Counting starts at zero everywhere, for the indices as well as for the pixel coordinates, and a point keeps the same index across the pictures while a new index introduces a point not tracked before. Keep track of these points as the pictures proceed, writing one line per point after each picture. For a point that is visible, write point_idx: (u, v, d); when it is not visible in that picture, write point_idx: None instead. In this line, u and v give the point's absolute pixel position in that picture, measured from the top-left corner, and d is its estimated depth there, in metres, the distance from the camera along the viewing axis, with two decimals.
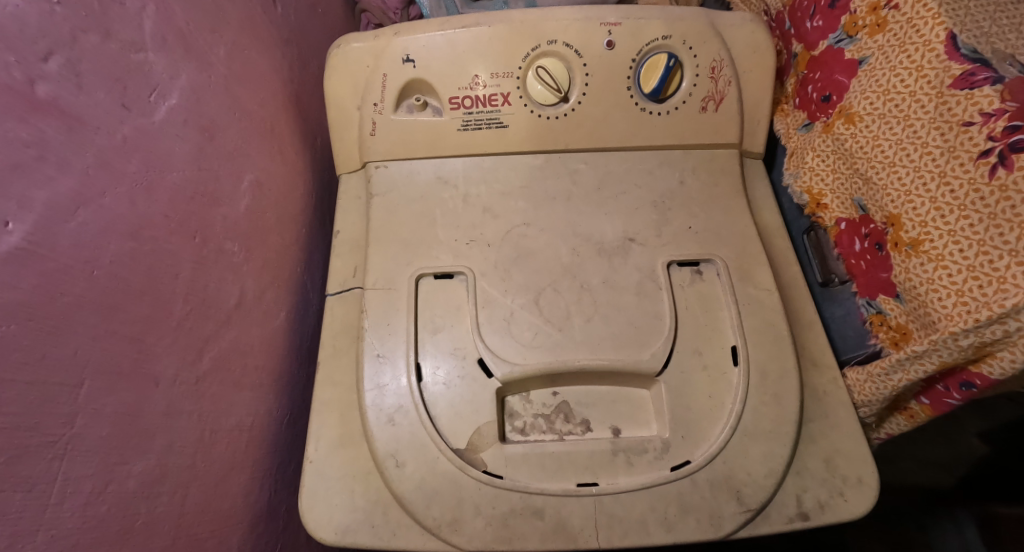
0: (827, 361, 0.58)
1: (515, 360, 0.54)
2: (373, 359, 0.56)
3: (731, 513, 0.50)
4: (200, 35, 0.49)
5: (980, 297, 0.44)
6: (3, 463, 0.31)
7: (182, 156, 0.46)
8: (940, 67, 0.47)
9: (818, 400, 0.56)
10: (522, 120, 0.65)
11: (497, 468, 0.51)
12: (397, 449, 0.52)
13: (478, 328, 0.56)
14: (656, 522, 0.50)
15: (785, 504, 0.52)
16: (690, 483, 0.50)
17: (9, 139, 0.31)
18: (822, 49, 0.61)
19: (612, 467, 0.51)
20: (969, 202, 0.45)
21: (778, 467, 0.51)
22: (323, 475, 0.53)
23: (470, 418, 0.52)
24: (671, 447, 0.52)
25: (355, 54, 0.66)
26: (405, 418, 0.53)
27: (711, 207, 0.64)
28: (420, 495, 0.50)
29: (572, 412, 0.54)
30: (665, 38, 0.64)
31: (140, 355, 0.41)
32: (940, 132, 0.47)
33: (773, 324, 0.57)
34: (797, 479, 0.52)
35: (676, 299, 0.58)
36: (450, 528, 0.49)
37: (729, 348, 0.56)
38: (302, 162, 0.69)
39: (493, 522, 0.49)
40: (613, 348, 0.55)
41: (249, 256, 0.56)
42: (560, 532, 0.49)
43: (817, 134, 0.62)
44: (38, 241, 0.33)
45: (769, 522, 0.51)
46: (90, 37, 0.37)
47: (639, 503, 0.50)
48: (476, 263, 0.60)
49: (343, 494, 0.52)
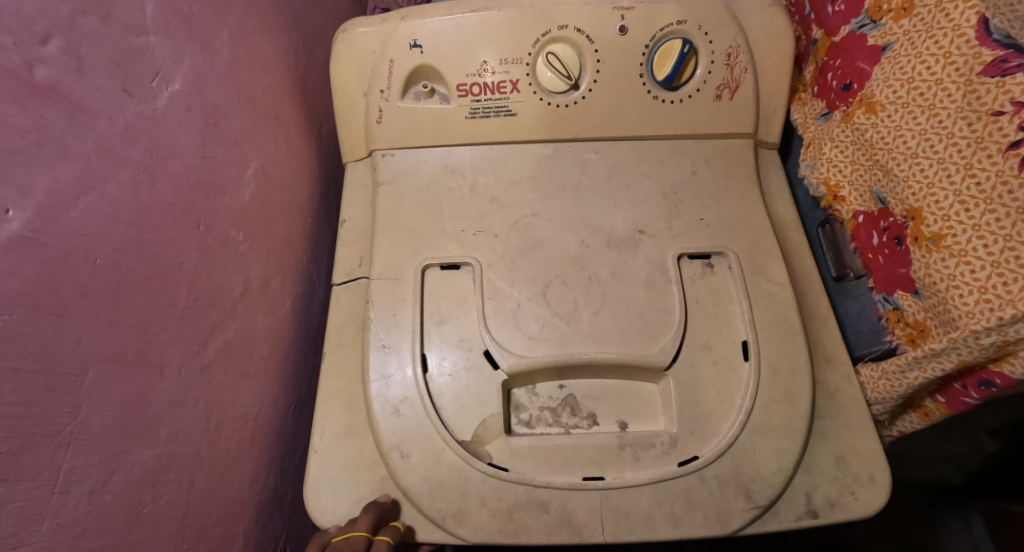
0: (840, 357, 0.57)
1: (521, 353, 0.53)
2: (379, 349, 0.55)
3: (739, 510, 0.49)
4: (203, 18, 0.48)
5: (1004, 294, 0.43)
6: (7, 453, 0.30)
7: (186, 143, 0.45)
8: (971, 53, 0.45)
9: (830, 397, 0.55)
10: (531, 108, 0.64)
11: (503, 460, 0.50)
12: (400, 441, 0.51)
13: (484, 320, 0.55)
14: (662, 517, 0.49)
15: (794, 502, 0.51)
16: (698, 479, 0.50)
17: (6, 124, 0.31)
18: (843, 35, 0.59)
19: (619, 461, 0.50)
20: (996, 195, 0.43)
21: (788, 464, 0.50)
22: (326, 464, 0.53)
23: (475, 410, 0.52)
24: (679, 442, 0.51)
25: (361, 39, 0.65)
26: (410, 409, 0.52)
27: (725, 198, 0.62)
28: (425, 486, 0.50)
29: (578, 405, 0.53)
30: (680, 23, 0.62)
31: (144, 344, 0.41)
32: (967, 122, 0.45)
33: (786, 319, 0.56)
34: (807, 476, 0.52)
35: (686, 293, 0.57)
36: (455, 520, 0.49)
37: (740, 343, 0.54)
38: (307, 150, 0.69)
39: (497, 515, 0.49)
40: (621, 341, 0.54)
41: (254, 245, 0.56)
42: (564, 526, 0.49)
43: (836, 124, 0.61)
44: (39, 229, 0.33)
45: (777, 519, 0.50)
46: (90, 19, 0.36)
47: (645, 498, 0.49)
48: (483, 254, 0.59)
49: (348, 486, 0.52)
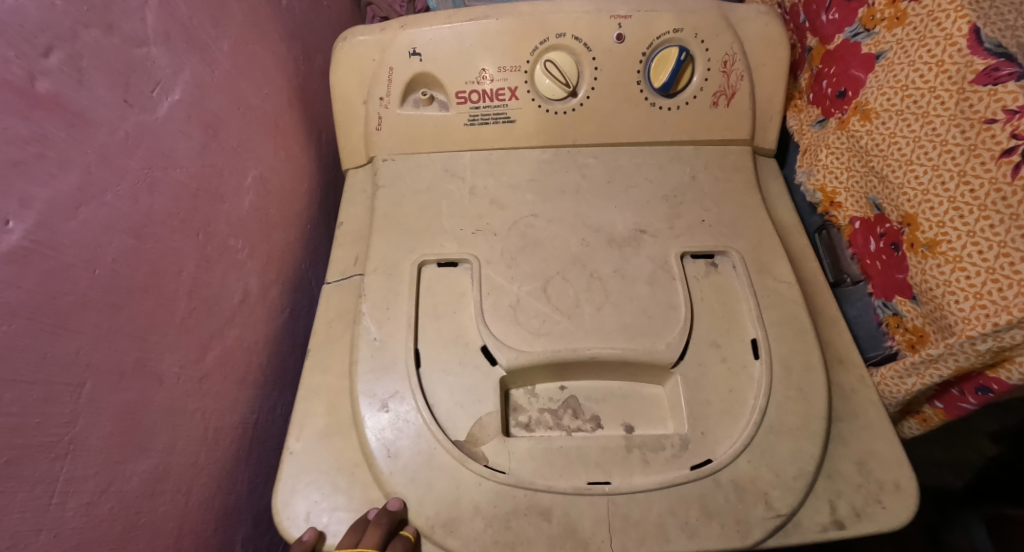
0: (853, 358, 0.55)
1: (520, 346, 0.53)
2: (369, 343, 0.55)
3: (760, 518, 0.47)
4: (203, 29, 0.49)
5: (999, 300, 0.43)
6: (5, 463, 0.31)
7: (186, 153, 0.46)
8: (963, 62, 0.45)
9: (846, 400, 0.53)
10: (529, 115, 0.65)
11: (500, 462, 0.49)
12: (390, 441, 0.50)
13: (482, 313, 0.55)
14: (677, 526, 0.47)
15: (818, 511, 0.48)
16: (713, 483, 0.48)
17: (8, 136, 0.31)
18: (838, 42, 0.60)
19: (628, 465, 0.49)
20: (990, 202, 0.43)
21: (808, 468, 0.49)
22: (302, 467, 0.51)
23: (470, 408, 0.51)
24: (691, 444, 0.50)
25: (361, 47, 0.65)
26: (402, 405, 0.51)
27: (725, 201, 0.63)
28: (413, 489, 0.48)
29: (580, 407, 0.53)
30: (677, 31, 0.62)
31: (143, 353, 0.41)
32: (961, 130, 0.46)
33: (794, 319, 0.55)
34: (828, 483, 0.49)
35: (691, 292, 0.57)
36: (447, 528, 0.47)
37: (748, 341, 0.54)
38: (307, 157, 0.69)
39: (493, 523, 0.47)
40: (626, 338, 0.53)
41: (254, 252, 0.56)
42: (569, 537, 0.47)
43: (832, 130, 0.61)
44: (39, 240, 0.33)
45: (800, 531, 0.48)
46: (91, 31, 0.37)
47: (657, 504, 0.47)
48: (482, 251, 0.59)
49: (326, 493, 0.50)
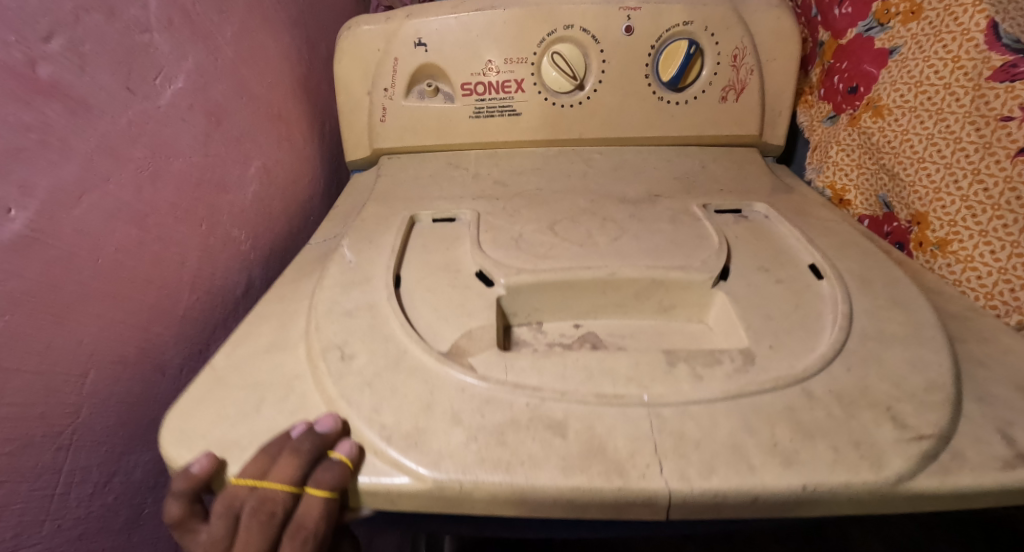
0: (936, 287, 0.45)
1: (521, 267, 0.47)
2: (340, 263, 0.48)
3: (894, 442, 0.32)
4: (206, 15, 0.48)
5: (1010, 301, 0.42)
6: (8, 455, 0.31)
7: (188, 141, 0.45)
8: (979, 58, 0.45)
9: (959, 323, 0.41)
10: (536, 108, 0.64)
11: (489, 370, 0.38)
12: (345, 341, 0.39)
13: (479, 246, 0.50)
14: (764, 447, 0.32)
15: (987, 442, 0.33)
16: (804, 397, 0.35)
17: (8, 123, 0.30)
18: (850, 37, 0.59)
19: (670, 378, 0.37)
20: (1005, 201, 0.43)
21: (941, 379, 0.35)
22: (227, 382, 0.39)
23: (457, 322, 0.42)
24: (760, 358, 0.38)
25: (365, 37, 0.65)
26: (368, 312, 0.42)
27: (742, 178, 0.61)
28: (369, 396, 0.36)
29: (600, 342, 0.46)
30: (686, 23, 0.61)
31: (146, 344, 0.41)
32: (975, 127, 0.45)
33: (856, 243, 0.49)
34: (986, 408, 0.35)
35: (724, 232, 0.51)
36: (411, 441, 0.33)
37: (806, 267, 0.47)
38: (310, 147, 0.68)
39: (478, 435, 0.33)
40: (653, 257, 0.47)
41: (257, 242, 0.55)
42: (593, 457, 0.32)
43: (843, 127, 0.60)
44: (41, 229, 0.32)
45: (971, 467, 0.32)
46: (93, 16, 0.36)
47: (727, 421, 0.34)
48: (482, 207, 0.56)
49: (256, 406, 0.37)
